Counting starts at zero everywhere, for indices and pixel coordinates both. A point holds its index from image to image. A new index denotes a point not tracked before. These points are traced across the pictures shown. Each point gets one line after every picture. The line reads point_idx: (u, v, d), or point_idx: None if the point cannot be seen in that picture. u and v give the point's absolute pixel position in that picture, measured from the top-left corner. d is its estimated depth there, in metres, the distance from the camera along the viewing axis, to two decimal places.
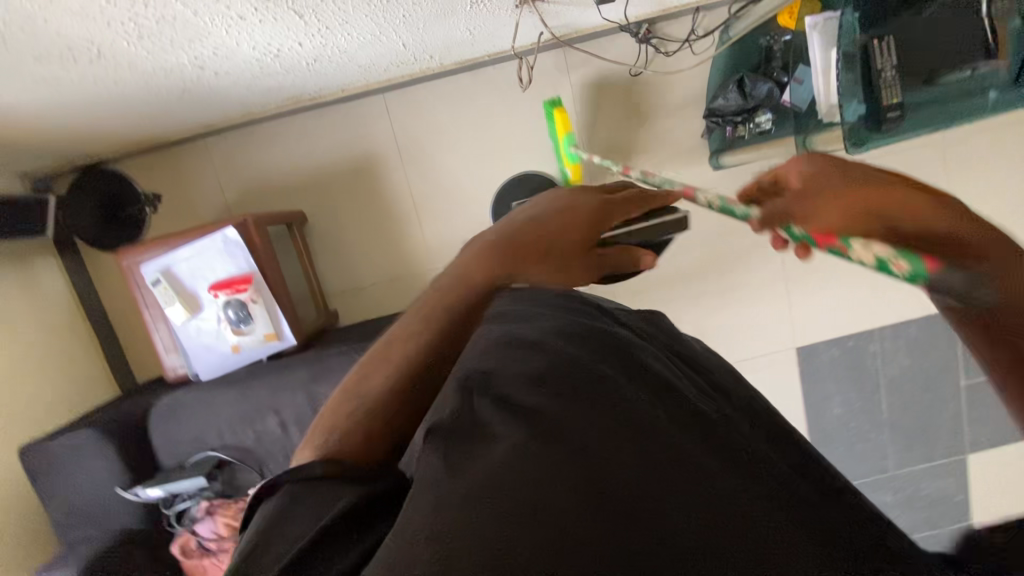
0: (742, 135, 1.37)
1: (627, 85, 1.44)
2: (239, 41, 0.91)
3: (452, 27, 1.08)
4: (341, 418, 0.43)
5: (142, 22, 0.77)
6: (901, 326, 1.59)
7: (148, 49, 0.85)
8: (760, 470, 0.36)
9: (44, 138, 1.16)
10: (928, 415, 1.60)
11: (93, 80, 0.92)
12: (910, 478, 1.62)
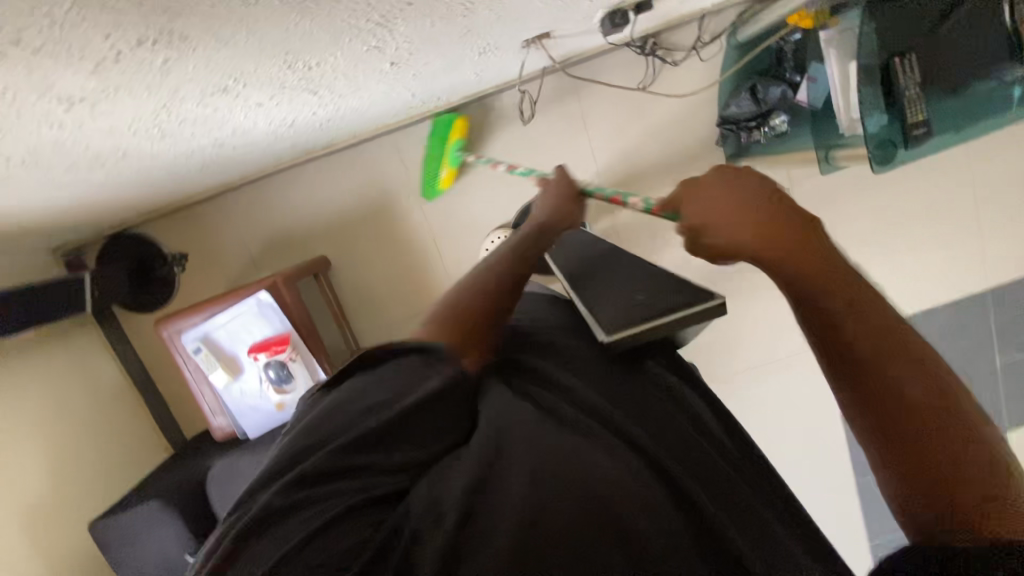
0: (758, 139, 1.37)
1: (635, 100, 1.43)
2: (256, 121, 0.92)
3: (460, 74, 1.08)
4: (437, 319, 0.58)
5: (166, 125, 0.78)
6: (932, 311, 1.57)
7: (171, 144, 0.87)
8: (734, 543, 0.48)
9: (70, 220, 1.18)
10: None
11: (118, 173, 0.94)
12: None
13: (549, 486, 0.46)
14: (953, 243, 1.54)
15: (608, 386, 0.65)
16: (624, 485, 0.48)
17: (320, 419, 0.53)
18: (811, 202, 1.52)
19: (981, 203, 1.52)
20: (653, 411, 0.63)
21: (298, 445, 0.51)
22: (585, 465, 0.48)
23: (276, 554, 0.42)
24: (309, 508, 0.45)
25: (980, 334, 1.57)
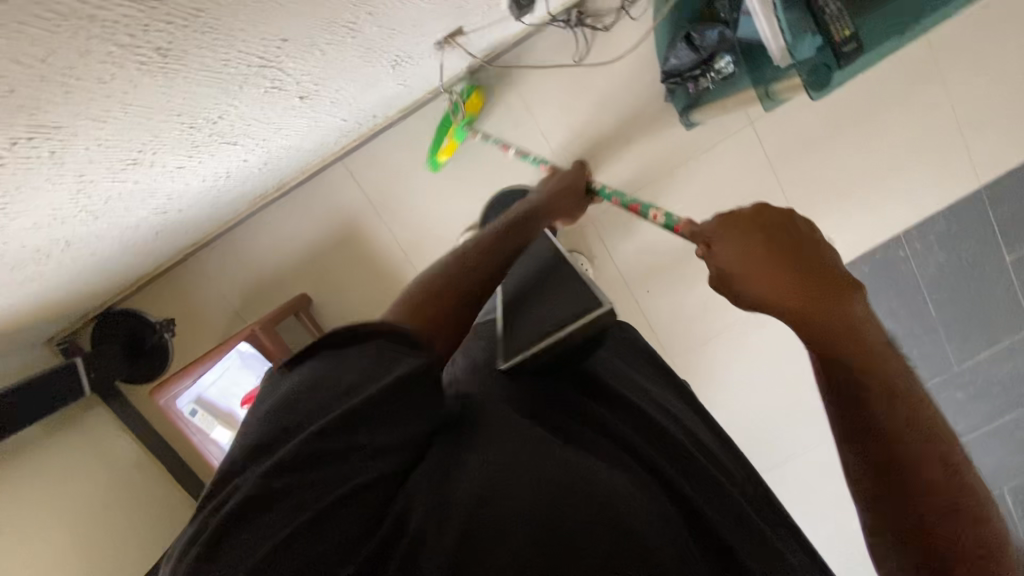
0: (706, 87, 1.32)
1: (574, 74, 1.40)
2: (187, 182, 0.93)
3: (383, 89, 1.07)
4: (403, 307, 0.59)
5: (93, 207, 0.79)
6: (928, 222, 1.52)
7: (109, 222, 0.88)
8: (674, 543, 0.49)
9: (50, 313, 1.21)
10: (980, 301, 1.56)
11: (71, 261, 0.96)
12: (976, 369, 1.61)
13: (528, 503, 0.47)
14: (937, 146, 1.47)
15: (593, 396, 0.66)
16: (620, 491, 0.49)
17: (306, 385, 0.48)
18: (777, 138, 1.48)
19: (958, 99, 1.45)
20: (625, 420, 0.64)
21: (285, 412, 0.46)
22: (585, 473, 0.50)
23: (274, 545, 0.42)
24: (304, 488, 0.44)
25: (980, 231, 1.52)
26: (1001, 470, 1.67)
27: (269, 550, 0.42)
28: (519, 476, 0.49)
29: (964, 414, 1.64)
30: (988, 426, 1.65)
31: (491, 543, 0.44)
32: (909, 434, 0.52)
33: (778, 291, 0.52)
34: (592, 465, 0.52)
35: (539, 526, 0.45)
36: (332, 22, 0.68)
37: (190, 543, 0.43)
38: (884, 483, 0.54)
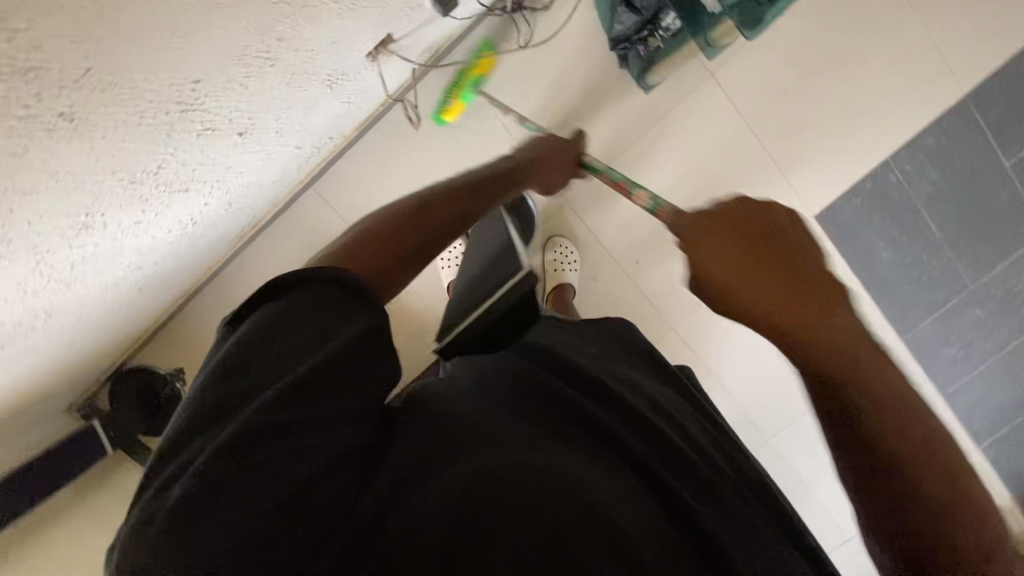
0: (657, 46, 1.30)
1: (522, 60, 1.39)
2: (154, 235, 0.96)
3: (328, 109, 1.07)
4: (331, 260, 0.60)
5: (62, 275, 0.82)
6: (915, 141, 1.46)
7: (84, 285, 0.91)
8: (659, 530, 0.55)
9: (61, 381, 1.27)
10: (985, 213, 1.50)
11: (61, 330, 1.00)
12: (994, 284, 1.54)
13: (531, 507, 0.52)
14: (911, 61, 1.41)
15: (603, 398, 0.70)
16: (603, 494, 0.55)
17: (277, 345, 0.51)
18: (741, 85, 1.44)
19: (926, 7, 1.37)
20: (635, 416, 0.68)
21: (259, 370, 0.50)
22: (574, 480, 0.56)
23: (251, 501, 0.45)
24: (281, 449, 0.47)
25: (974, 141, 1.45)
26: None
27: (245, 508, 0.44)
28: (523, 477, 0.55)
29: (990, 332, 1.57)
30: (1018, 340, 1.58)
31: (468, 538, 0.49)
32: (895, 442, 0.51)
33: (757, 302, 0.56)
34: (589, 474, 0.58)
35: (520, 528, 0.51)
36: (242, 54, 0.68)
37: (156, 495, 0.44)
38: (886, 498, 0.53)
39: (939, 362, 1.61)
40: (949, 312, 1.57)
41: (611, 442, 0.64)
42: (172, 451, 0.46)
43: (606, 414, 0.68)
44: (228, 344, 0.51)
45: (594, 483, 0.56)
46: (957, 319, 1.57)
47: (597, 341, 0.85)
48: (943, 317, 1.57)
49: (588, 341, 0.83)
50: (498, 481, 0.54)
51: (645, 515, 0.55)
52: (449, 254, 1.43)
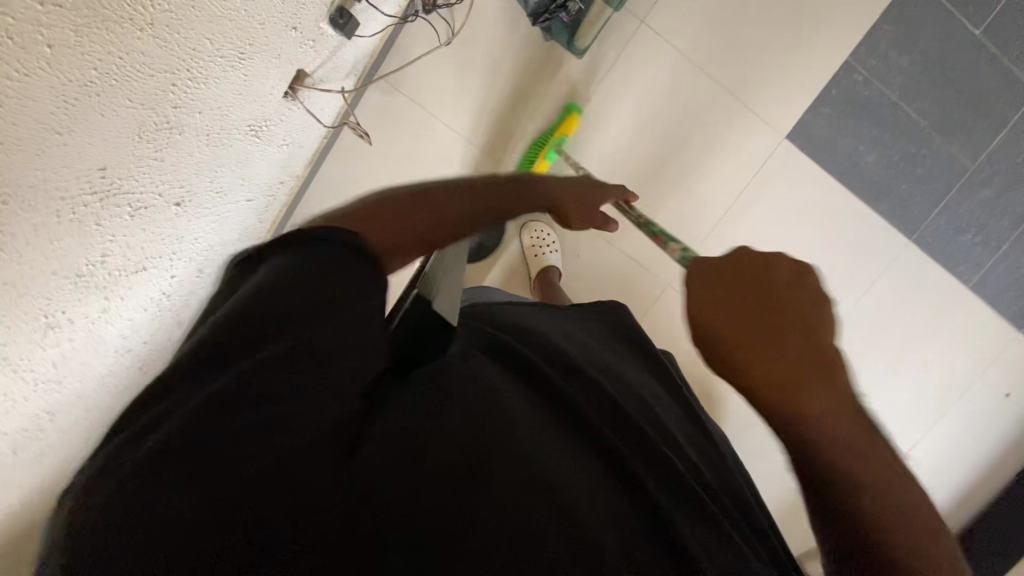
0: (578, 9, 1.28)
1: (450, 57, 1.38)
2: (130, 316, 1.00)
3: (266, 156, 1.09)
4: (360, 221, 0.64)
5: (47, 375, 0.86)
6: (873, 34, 1.38)
7: (77, 378, 0.96)
8: (614, 517, 0.55)
9: None
10: (966, 89, 1.41)
11: (71, 427, 1.04)
12: (993, 160, 1.45)
13: (504, 497, 0.52)
14: None
15: (575, 381, 0.71)
16: (567, 482, 0.56)
17: (277, 315, 0.53)
18: (676, 25, 1.40)
19: None
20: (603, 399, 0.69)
21: (237, 339, 0.51)
22: (535, 459, 0.56)
23: (210, 481, 0.43)
24: (255, 433, 0.46)
25: (934, 18, 1.37)
26: None
27: (211, 479, 0.43)
28: (493, 462, 0.54)
29: (1003, 211, 1.48)
30: None
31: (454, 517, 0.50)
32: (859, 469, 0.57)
33: (720, 322, 0.66)
34: (558, 461, 0.58)
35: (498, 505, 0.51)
36: (140, 129, 0.71)
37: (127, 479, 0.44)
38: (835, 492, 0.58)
39: (958, 254, 1.51)
40: (955, 201, 1.48)
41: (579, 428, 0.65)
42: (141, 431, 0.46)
43: (582, 388, 0.70)
44: (257, 276, 0.56)
45: (558, 473, 0.56)
46: (964, 206, 1.48)
47: (575, 330, 0.88)
48: (950, 208, 1.48)
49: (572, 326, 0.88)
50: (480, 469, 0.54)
51: (604, 506, 0.56)
52: None
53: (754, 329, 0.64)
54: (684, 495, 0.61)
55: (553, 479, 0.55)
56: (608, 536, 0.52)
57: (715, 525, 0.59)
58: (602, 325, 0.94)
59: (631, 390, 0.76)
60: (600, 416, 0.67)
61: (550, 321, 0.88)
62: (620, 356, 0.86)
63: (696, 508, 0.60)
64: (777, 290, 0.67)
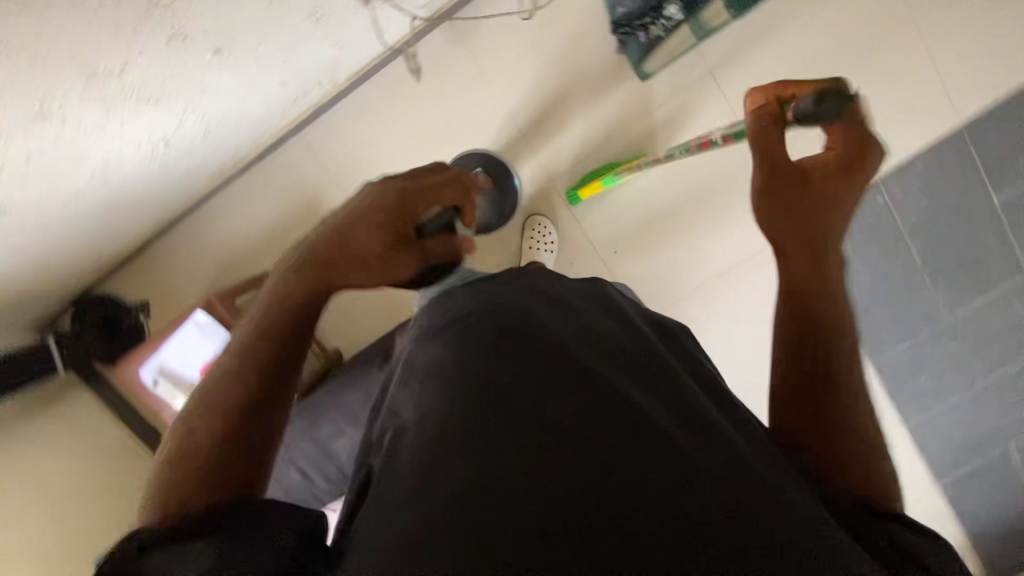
0: (658, 35, 1.31)
1: (522, 31, 1.38)
2: (122, 146, 0.95)
3: (316, 47, 1.07)
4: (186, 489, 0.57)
5: (15, 166, 0.81)
6: (906, 166, 1.45)
7: (42, 186, 0.90)
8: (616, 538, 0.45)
9: (20, 298, 1.25)
10: (967, 247, 1.49)
11: (15, 233, 0.98)
12: (968, 319, 1.53)
13: (448, 534, 0.46)
14: (910, 85, 1.41)
15: (530, 373, 0.61)
16: (524, 503, 0.48)
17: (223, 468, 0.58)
18: (741, 86, 1.41)
19: (930, 32, 1.37)
20: (567, 386, 0.59)
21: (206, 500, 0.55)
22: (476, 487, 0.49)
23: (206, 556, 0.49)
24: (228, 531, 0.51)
25: (964, 173, 1.44)
26: (1005, 427, 1.58)
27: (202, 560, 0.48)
28: (434, 506, 0.49)
29: (960, 368, 1.56)
30: (986, 379, 1.56)
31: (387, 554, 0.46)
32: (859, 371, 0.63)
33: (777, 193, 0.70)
34: (499, 477, 0.50)
35: (437, 537, 0.46)
36: None
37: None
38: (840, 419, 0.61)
39: (906, 390, 1.60)
40: (919, 343, 1.56)
41: (530, 425, 0.55)
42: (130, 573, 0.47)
43: (528, 366, 0.62)
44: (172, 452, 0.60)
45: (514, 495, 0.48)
46: (926, 350, 1.56)
47: (558, 298, 0.77)
48: (914, 347, 1.56)
49: (545, 291, 0.79)
50: (420, 516, 0.48)
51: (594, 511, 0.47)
52: None
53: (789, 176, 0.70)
54: (718, 478, 0.49)
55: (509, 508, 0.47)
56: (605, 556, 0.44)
57: (774, 508, 0.47)
58: (601, 291, 0.82)
59: (633, 363, 0.64)
60: (563, 397, 0.57)
61: (521, 290, 0.78)
62: (629, 321, 0.73)
63: (742, 498, 0.48)
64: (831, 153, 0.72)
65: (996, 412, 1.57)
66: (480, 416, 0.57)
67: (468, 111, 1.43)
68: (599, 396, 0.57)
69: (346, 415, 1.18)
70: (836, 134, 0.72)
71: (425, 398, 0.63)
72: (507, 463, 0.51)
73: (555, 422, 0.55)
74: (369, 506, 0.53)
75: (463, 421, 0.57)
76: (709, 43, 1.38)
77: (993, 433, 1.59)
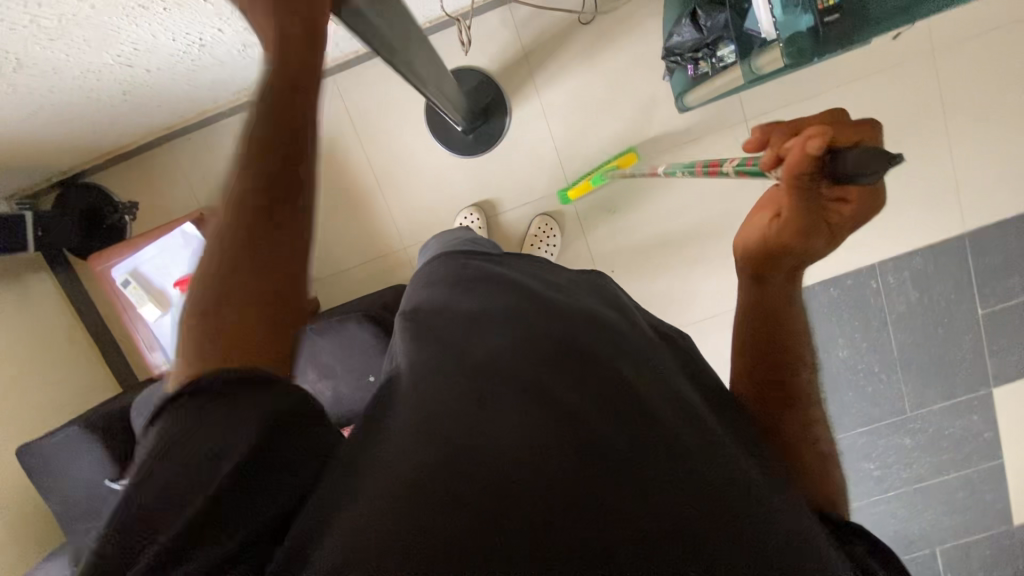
0: (705, 71, 1.32)
1: (577, 33, 1.41)
2: (158, 35, 0.93)
3: None
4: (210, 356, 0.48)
5: (46, 23, 0.79)
6: (905, 258, 1.49)
7: (66, 52, 0.88)
8: (621, 533, 0.44)
9: (13, 161, 1.22)
10: (943, 350, 1.53)
11: (24, 93, 0.95)
12: (928, 418, 1.57)
13: (464, 494, 0.45)
14: (927, 183, 1.45)
15: (544, 354, 0.61)
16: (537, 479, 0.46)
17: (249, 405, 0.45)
18: None
19: (958, 137, 1.42)
20: (578, 372, 0.58)
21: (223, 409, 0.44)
22: (487, 450, 0.48)
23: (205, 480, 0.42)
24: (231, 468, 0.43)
25: (956, 278, 1.49)
26: (937, 530, 1.62)
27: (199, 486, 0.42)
28: (453, 469, 0.47)
29: (909, 463, 1.60)
30: (931, 480, 1.60)
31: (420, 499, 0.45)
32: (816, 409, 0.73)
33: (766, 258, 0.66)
34: (512, 445, 0.49)
35: (447, 498, 0.45)
36: None
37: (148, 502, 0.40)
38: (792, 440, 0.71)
39: (856, 475, 1.62)
40: (878, 432, 1.58)
41: (539, 400, 0.54)
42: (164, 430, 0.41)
43: (539, 345, 0.62)
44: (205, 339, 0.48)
45: (520, 464, 0.47)
46: (883, 440, 1.59)
47: (573, 290, 0.77)
48: (872, 434, 1.58)
49: (558, 284, 0.79)
50: (430, 466, 0.47)
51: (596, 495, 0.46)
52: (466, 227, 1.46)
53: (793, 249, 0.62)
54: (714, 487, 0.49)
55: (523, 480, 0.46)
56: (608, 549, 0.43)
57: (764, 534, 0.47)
58: (609, 289, 0.82)
59: (642, 362, 0.63)
60: (571, 380, 0.57)
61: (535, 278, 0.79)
62: (638, 325, 0.72)
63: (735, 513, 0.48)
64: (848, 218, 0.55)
65: (934, 512, 1.61)
66: (493, 382, 0.56)
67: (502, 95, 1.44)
68: (605, 385, 0.57)
69: (311, 361, 1.16)
70: (851, 188, 0.52)
71: (436, 349, 0.63)
72: (519, 431, 0.50)
73: (576, 404, 0.54)
74: (380, 452, 0.50)
75: (472, 383, 0.56)
76: (752, 93, 1.41)
77: (925, 533, 1.63)
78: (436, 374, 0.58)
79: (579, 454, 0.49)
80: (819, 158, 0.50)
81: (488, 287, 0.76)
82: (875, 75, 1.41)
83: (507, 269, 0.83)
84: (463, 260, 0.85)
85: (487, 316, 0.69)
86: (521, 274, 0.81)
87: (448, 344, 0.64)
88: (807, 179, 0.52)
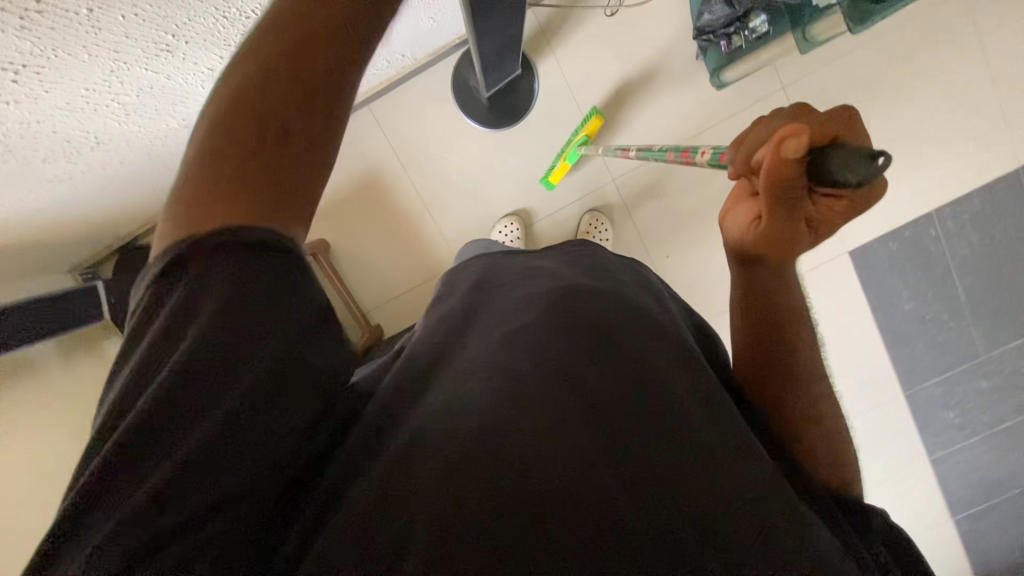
0: (739, 45, 1.31)
1: (604, 27, 1.41)
2: None
3: (416, 16, 1.11)
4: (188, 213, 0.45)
5: (125, 99, 0.80)
6: (962, 201, 1.47)
7: (139, 123, 0.89)
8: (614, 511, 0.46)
9: (82, 234, 1.24)
10: (1011, 287, 1.52)
11: (100, 168, 0.97)
12: (1002, 358, 1.55)
13: (470, 487, 0.47)
14: (977, 123, 1.43)
15: (566, 335, 0.62)
16: (533, 463, 0.49)
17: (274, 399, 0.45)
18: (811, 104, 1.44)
19: (1002, 73, 1.41)
20: (602, 355, 0.59)
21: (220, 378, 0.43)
22: (499, 435, 0.51)
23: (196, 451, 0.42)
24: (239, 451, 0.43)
25: (1016, 214, 1.47)
26: None
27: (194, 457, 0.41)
28: (464, 458, 0.49)
29: (989, 406, 1.58)
30: (1011, 420, 1.58)
31: (409, 499, 0.47)
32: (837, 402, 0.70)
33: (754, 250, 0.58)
34: (526, 429, 0.51)
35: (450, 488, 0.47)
36: None
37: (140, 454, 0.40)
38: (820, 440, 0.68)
39: (936, 426, 1.60)
40: (953, 379, 1.57)
41: (562, 386, 0.55)
42: (156, 348, 0.42)
43: (566, 328, 0.63)
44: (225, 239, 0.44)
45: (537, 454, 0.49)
46: (960, 386, 1.57)
47: (590, 273, 0.79)
48: (948, 382, 1.57)
49: (596, 267, 0.81)
50: (446, 458, 0.49)
51: (597, 474, 0.48)
52: (504, 237, 1.45)
53: (779, 243, 0.55)
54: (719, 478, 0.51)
55: (528, 465, 0.48)
56: (590, 514, 0.46)
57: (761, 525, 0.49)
58: (617, 267, 0.84)
59: (662, 340, 0.64)
60: (594, 361, 0.59)
61: (555, 267, 0.81)
62: (670, 310, 0.74)
63: (729, 502, 0.49)
64: (847, 207, 0.48)
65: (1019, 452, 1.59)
66: (519, 371, 0.57)
67: (518, 102, 1.42)
68: (623, 369, 0.58)
69: None
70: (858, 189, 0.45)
71: (475, 343, 0.64)
72: (536, 419, 0.52)
73: (595, 390, 0.55)
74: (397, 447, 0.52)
75: (499, 375, 0.57)
76: (787, 59, 1.41)
77: (1012, 475, 1.61)
78: (472, 364, 0.60)
79: (588, 436, 0.51)
80: (804, 160, 0.43)
81: (509, 281, 0.78)
82: (910, 22, 1.40)
83: (538, 262, 0.85)
84: (499, 260, 0.87)
85: (503, 317, 0.68)
86: (549, 266, 0.81)
87: (480, 340, 0.65)
88: (788, 183, 0.45)
